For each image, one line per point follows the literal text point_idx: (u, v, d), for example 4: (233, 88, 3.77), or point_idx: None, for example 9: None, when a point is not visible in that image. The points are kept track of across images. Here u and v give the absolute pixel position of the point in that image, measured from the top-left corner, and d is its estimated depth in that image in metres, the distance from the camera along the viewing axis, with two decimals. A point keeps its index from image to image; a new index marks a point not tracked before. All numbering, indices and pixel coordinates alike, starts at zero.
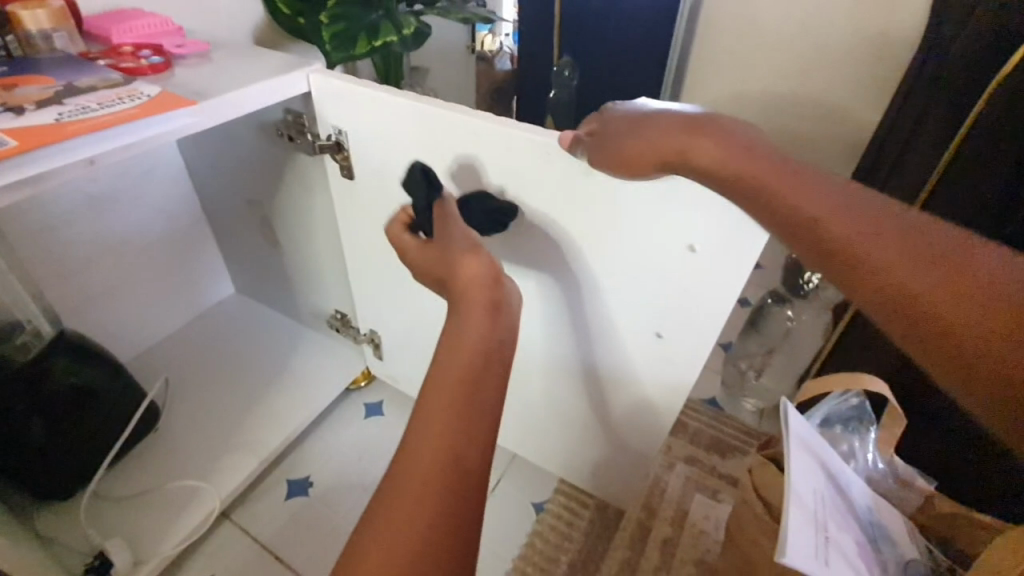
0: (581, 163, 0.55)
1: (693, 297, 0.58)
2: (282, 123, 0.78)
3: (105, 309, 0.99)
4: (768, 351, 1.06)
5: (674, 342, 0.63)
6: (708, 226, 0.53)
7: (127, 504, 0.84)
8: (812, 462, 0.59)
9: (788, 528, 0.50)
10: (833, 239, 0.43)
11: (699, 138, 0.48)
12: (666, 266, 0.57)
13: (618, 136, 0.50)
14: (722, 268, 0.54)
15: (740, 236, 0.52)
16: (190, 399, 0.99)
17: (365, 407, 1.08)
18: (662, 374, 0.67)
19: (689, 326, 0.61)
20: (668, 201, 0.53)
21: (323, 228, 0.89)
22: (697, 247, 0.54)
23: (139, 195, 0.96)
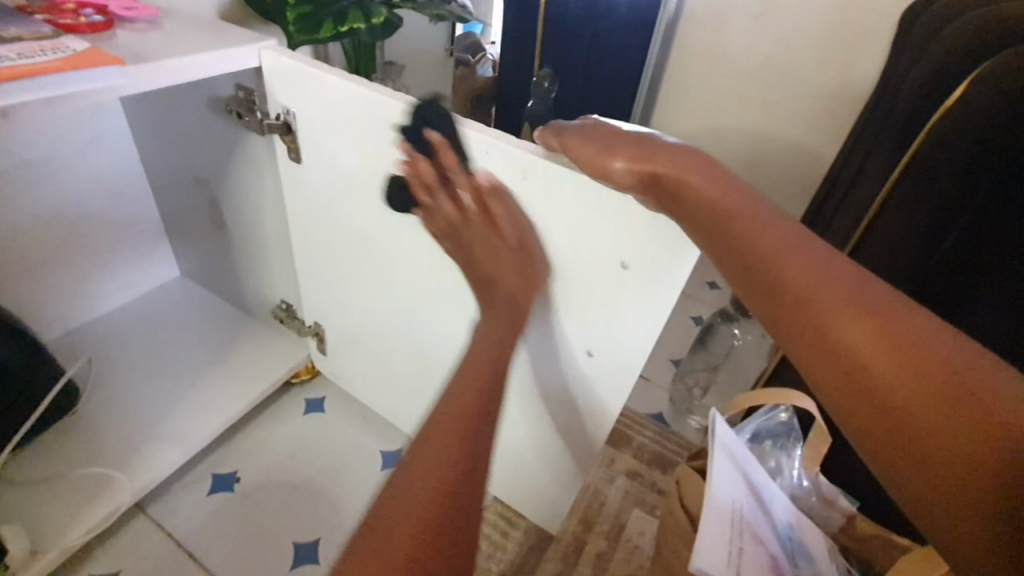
0: (521, 165, 0.53)
1: (624, 315, 0.57)
2: (232, 99, 0.75)
3: (31, 281, 0.93)
4: (713, 369, 1.08)
5: (604, 362, 0.61)
6: (639, 242, 0.51)
7: (32, 489, 0.79)
8: (733, 473, 0.60)
9: (701, 532, 0.52)
10: (809, 319, 0.43)
11: (680, 167, 0.47)
12: (597, 280, 0.56)
13: (596, 138, 0.49)
14: (652, 288, 0.53)
15: (670, 254, 0.50)
16: (115, 382, 0.94)
17: (305, 403, 1.05)
18: (592, 393, 0.65)
19: (619, 345, 0.59)
20: (599, 210, 0.52)
21: (272, 213, 0.86)
22: (629, 263, 0.53)
23: (78, 164, 0.91)
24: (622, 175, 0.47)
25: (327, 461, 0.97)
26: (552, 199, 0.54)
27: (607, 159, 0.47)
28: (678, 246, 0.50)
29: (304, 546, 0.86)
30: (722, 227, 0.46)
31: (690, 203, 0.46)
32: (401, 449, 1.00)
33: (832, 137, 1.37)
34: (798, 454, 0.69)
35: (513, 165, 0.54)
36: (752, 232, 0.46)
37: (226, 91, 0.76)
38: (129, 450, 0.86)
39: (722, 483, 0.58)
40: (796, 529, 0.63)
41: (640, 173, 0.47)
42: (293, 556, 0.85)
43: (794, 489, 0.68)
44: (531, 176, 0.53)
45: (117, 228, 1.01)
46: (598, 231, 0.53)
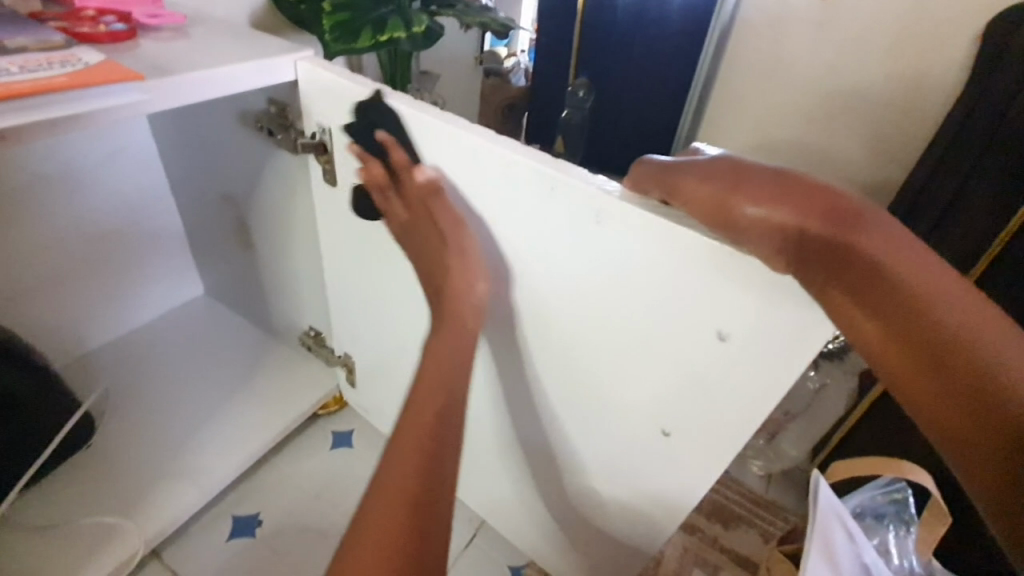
0: (593, 204, 0.44)
1: (716, 392, 0.47)
2: (263, 115, 0.69)
3: (48, 302, 0.88)
4: (786, 416, 0.94)
5: (685, 439, 0.52)
6: (745, 312, 0.42)
7: (37, 535, 0.73)
8: (841, 549, 0.47)
9: None
10: (887, 305, 0.37)
11: (821, 208, 0.37)
12: (684, 349, 0.47)
13: (708, 175, 0.40)
14: (756, 366, 0.44)
15: (783, 325, 0.41)
16: (131, 413, 0.88)
17: (332, 437, 0.97)
18: (662, 471, 0.56)
19: (702, 423, 0.50)
20: (691, 268, 0.42)
21: (303, 236, 0.79)
22: (728, 334, 0.43)
23: (99, 181, 0.86)
24: (756, 225, 0.37)
25: (354, 504, 0.89)
26: (632, 252, 0.45)
27: (733, 201, 0.38)
28: (804, 320, 0.40)
29: None
30: (864, 270, 0.37)
31: (825, 243, 0.37)
32: None
33: None
34: (910, 537, 0.57)
35: (589, 211, 0.45)
36: (906, 275, 0.36)
37: (258, 105, 0.69)
38: (142, 490, 0.79)
39: (822, 562, 0.45)
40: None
41: (777, 228, 0.37)
42: None
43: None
44: (610, 225, 0.45)
45: (139, 247, 0.96)
46: (692, 292, 0.43)
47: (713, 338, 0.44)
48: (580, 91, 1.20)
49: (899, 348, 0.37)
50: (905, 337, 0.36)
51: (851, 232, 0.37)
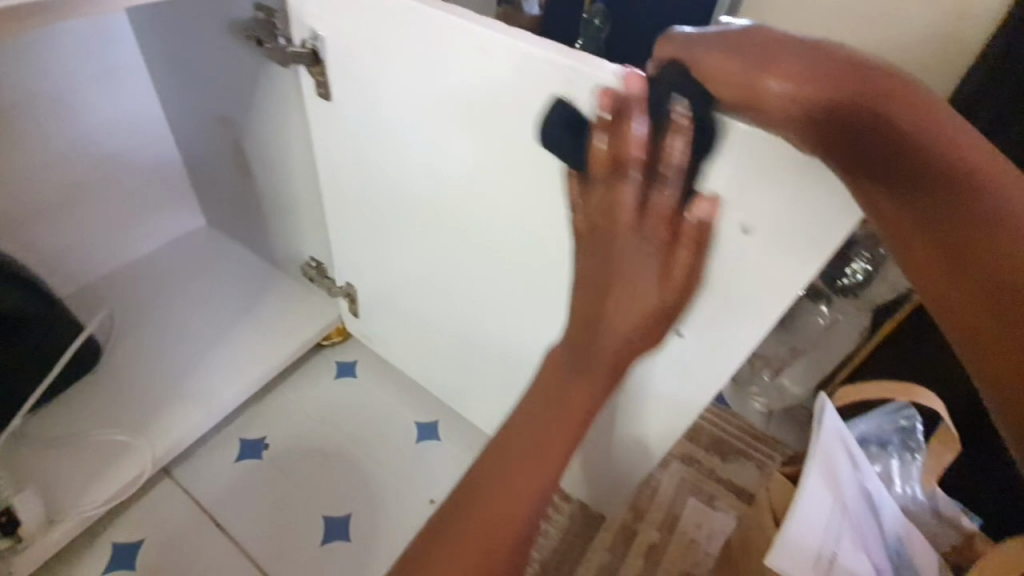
0: (616, 98, 0.42)
1: (739, 290, 0.47)
2: (251, 23, 0.64)
3: (48, 228, 0.87)
4: (792, 351, 0.92)
5: (706, 338, 0.52)
6: (771, 199, 0.40)
7: (53, 450, 0.76)
8: (845, 473, 0.47)
9: (790, 531, 0.43)
10: (968, 224, 0.28)
11: (870, 84, 0.30)
12: (708, 244, 0.45)
13: (737, 49, 0.33)
14: (784, 255, 0.43)
15: (811, 217, 0.40)
16: (137, 339, 0.89)
17: (336, 366, 0.98)
18: (673, 374, 0.57)
19: (720, 323, 0.50)
20: (722, 162, 0.40)
21: (300, 160, 0.76)
22: (755, 225, 0.42)
23: (88, 101, 0.83)
24: (782, 101, 0.32)
25: (359, 430, 0.90)
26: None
27: (760, 77, 0.32)
28: (832, 207, 0.39)
29: (333, 519, 0.81)
30: (919, 161, 0.29)
31: (866, 121, 0.30)
32: (437, 420, 0.93)
33: None
34: (914, 464, 0.58)
35: (607, 101, 0.42)
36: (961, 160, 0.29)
37: (245, 12, 0.64)
38: (150, 411, 0.81)
39: (822, 485, 0.45)
40: (909, 546, 0.51)
41: (807, 109, 0.32)
42: (321, 529, 0.80)
43: (903, 502, 0.56)
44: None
45: (135, 173, 0.94)
46: (717, 186, 0.42)
47: (739, 231, 0.43)
48: (595, 17, 1.03)
49: (942, 242, 0.29)
50: (956, 236, 0.28)
51: (901, 101, 0.30)
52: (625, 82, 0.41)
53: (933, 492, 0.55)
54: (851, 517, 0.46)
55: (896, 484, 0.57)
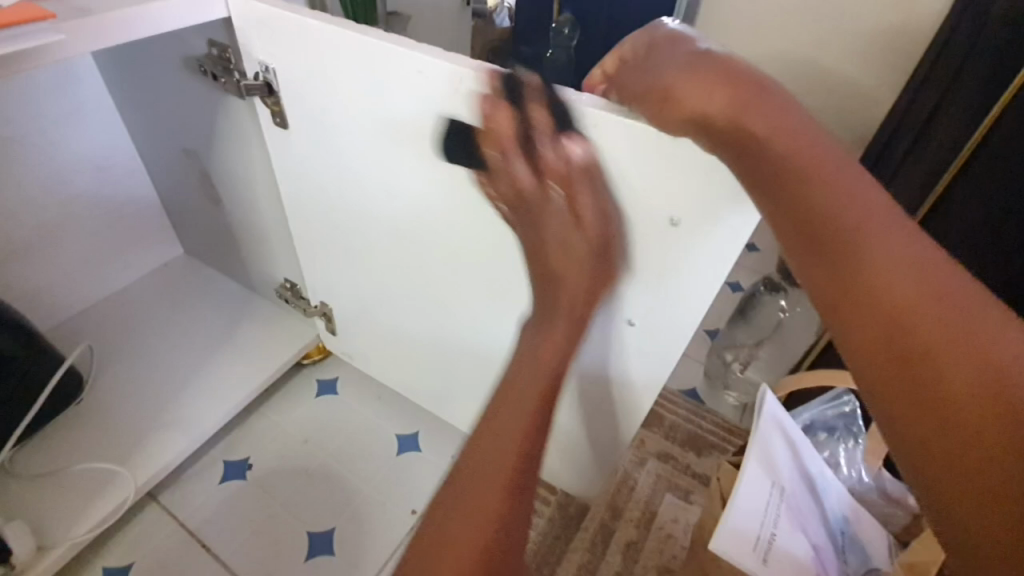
0: (543, 111, 0.45)
1: (674, 278, 0.48)
2: (206, 59, 0.67)
3: (26, 266, 0.89)
4: (757, 343, 0.96)
5: (648, 330, 0.54)
6: (691, 194, 0.43)
7: (38, 483, 0.77)
8: (780, 457, 0.53)
9: (731, 512, 0.48)
10: (829, 233, 0.37)
11: (739, 97, 0.38)
12: (639, 241, 0.48)
13: (653, 68, 0.41)
14: (709, 245, 0.45)
15: (728, 204, 0.42)
16: (118, 371, 0.91)
17: (317, 384, 1.00)
18: (627, 368, 0.58)
19: (663, 313, 0.52)
20: (646, 160, 0.43)
21: (265, 187, 0.79)
22: (679, 219, 0.45)
23: (59, 141, 0.85)
24: (683, 113, 0.39)
25: (341, 446, 0.92)
26: (583, 149, 0.45)
27: (668, 90, 0.39)
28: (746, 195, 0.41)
29: (317, 535, 0.82)
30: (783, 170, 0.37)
31: (740, 136, 0.38)
32: (418, 432, 0.95)
33: (897, 74, 1.19)
34: (858, 448, 0.62)
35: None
36: (812, 175, 0.37)
37: (201, 49, 0.67)
38: (134, 440, 0.83)
39: (760, 469, 0.52)
40: (854, 524, 0.56)
41: (698, 118, 0.38)
42: (306, 545, 0.81)
43: (851, 484, 0.61)
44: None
45: (110, 207, 0.96)
46: (641, 187, 0.44)
47: (666, 226, 0.46)
48: (565, 28, 1.21)
49: (814, 251, 0.37)
50: (809, 238, 0.37)
51: (753, 117, 0.37)
52: (553, 91, 0.44)
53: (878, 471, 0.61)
54: (788, 498, 0.52)
55: (844, 468, 0.62)
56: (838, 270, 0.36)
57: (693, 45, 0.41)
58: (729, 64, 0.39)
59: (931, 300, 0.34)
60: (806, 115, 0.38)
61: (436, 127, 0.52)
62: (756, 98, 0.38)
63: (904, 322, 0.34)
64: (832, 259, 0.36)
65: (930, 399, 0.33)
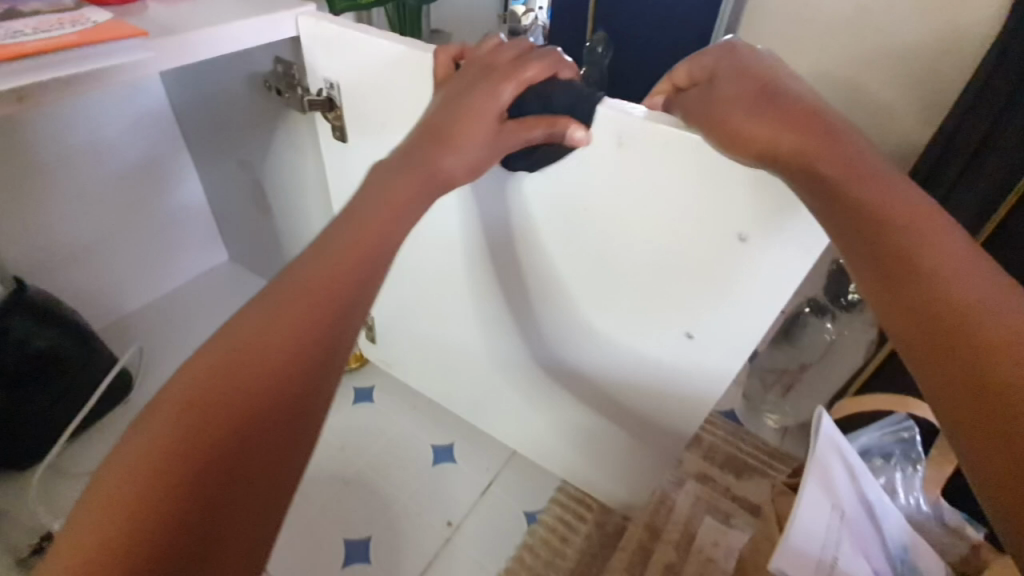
0: (613, 130, 0.45)
1: (738, 291, 0.48)
2: (271, 74, 0.69)
3: (84, 268, 0.93)
4: (800, 366, 0.93)
5: (708, 346, 0.54)
6: (762, 211, 0.43)
7: (88, 480, 0.80)
8: (839, 480, 0.52)
9: (791, 532, 0.47)
10: (883, 240, 0.36)
11: (803, 128, 0.39)
12: (704, 257, 0.48)
13: (714, 100, 0.41)
14: (777, 262, 0.45)
15: (800, 220, 0.42)
16: (166, 373, 0.93)
17: (354, 392, 1.01)
18: (686, 384, 0.58)
19: (728, 327, 0.51)
20: (710, 177, 0.44)
21: (317, 198, 0.81)
22: (749, 235, 0.45)
23: (122, 149, 0.89)
24: (743, 143, 0.39)
25: (378, 456, 0.93)
26: (651, 169, 0.46)
27: (726, 121, 0.40)
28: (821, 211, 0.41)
29: (353, 543, 0.83)
30: (833, 180, 0.37)
31: (796, 159, 0.38)
32: (452, 444, 0.95)
33: None
34: (916, 475, 0.61)
35: (607, 132, 0.46)
36: (869, 193, 0.37)
37: (265, 66, 0.70)
38: None
39: (819, 493, 0.51)
40: (913, 553, 0.54)
41: (762, 146, 0.39)
42: (343, 552, 0.82)
43: (908, 512, 0.60)
44: (632, 146, 0.45)
45: (165, 214, 0.99)
46: (713, 205, 0.45)
47: (736, 241, 0.46)
48: (599, 47, 0.98)
49: (869, 258, 0.36)
50: (863, 244, 0.36)
51: (820, 149, 0.38)
52: (624, 114, 0.44)
53: (936, 501, 0.60)
54: (849, 522, 0.51)
55: (901, 495, 0.61)
56: (895, 279, 0.35)
57: (762, 78, 0.41)
58: (799, 100, 0.40)
59: (998, 308, 0.32)
60: (870, 152, 0.39)
61: None
62: (820, 130, 0.39)
63: (965, 326, 0.32)
64: (891, 271, 0.35)
65: (993, 399, 0.29)
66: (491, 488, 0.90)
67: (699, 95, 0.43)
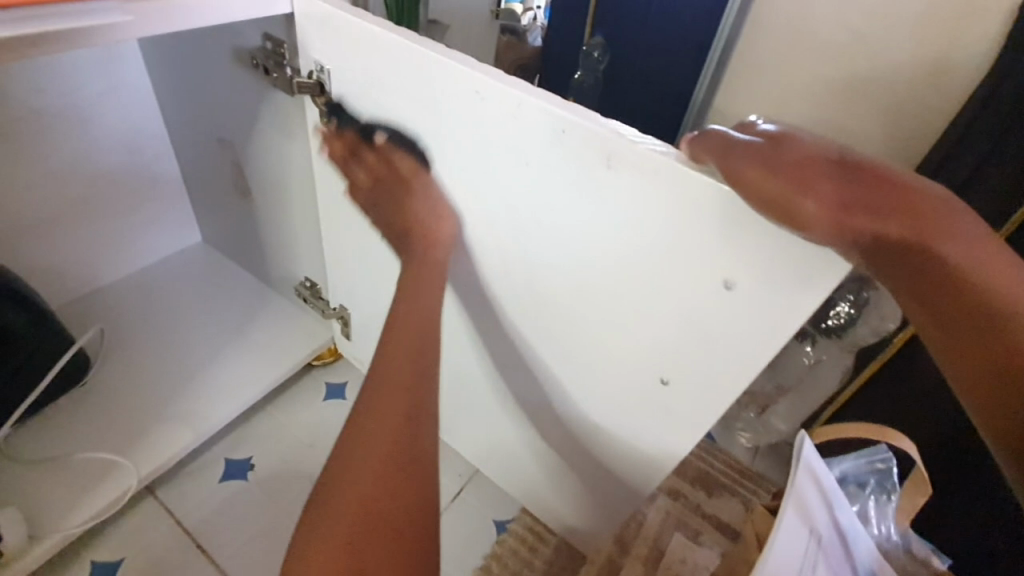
0: (602, 148, 0.44)
1: (717, 338, 0.47)
2: (259, 51, 0.66)
3: (45, 240, 0.87)
4: (778, 390, 0.93)
5: (681, 392, 0.53)
6: (747, 259, 0.42)
7: (34, 466, 0.75)
8: (814, 506, 0.52)
9: (769, 556, 0.47)
10: (932, 275, 0.38)
11: (875, 195, 0.36)
12: (685, 297, 0.46)
13: (768, 160, 0.37)
14: (762, 313, 0.43)
15: (786, 282, 0.41)
16: (126, 356, 0.89)
17: (326, 388, 0.98)
18: (656, 428, 0.57)
19: (706, 379, 0.50)
20: (696, 216, 0.42)
21: (300, 185, 0.77)
22: (735, 282, 0.43)
23: (94, 117, 0.84)
24: (809, 216, 0.36)
25: None
26: (637, 199, 0.44)
27: (791, 195, 0.36)
28: (810, 269, 0.40)
29: None
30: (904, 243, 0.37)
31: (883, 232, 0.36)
32: None
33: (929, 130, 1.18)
34: (889, 505, 0.61)
35: (597, 152, 0.44)
36: (932, 240, 0.37)
37: (254, 42, 0.66)
38: (138, 429, 0.80)
39: (797, 518, 0.50)
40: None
41: (829, 217, 0.36)
42: None
43: (879, 541, 0.60)
44: (621, 167, 0.43)
45: (134, 190, 0.94)
46: (699, 248, 0.43)
47: (721, 289, 0.44)
48: (596, 51, 1.01)
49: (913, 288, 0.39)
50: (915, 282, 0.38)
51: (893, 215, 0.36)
52: (614, 134, 0.43)
53: (906, 531, 0.59)
54: (824, 546, 0.51)
55: (873, 523, 0.60)
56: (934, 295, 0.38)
57: (811, 144, 0.38)
58: (847, 158, 0.37)
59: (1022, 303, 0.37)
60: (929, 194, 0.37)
61: (497, 164, 0.51)
62: (887, 189, 0.36)
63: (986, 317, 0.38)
64: (929, 293, 0.38)
65: (1014, 379, 0.38)
66: (461, 494, 0.88)
67: (736, 136, 0.39)
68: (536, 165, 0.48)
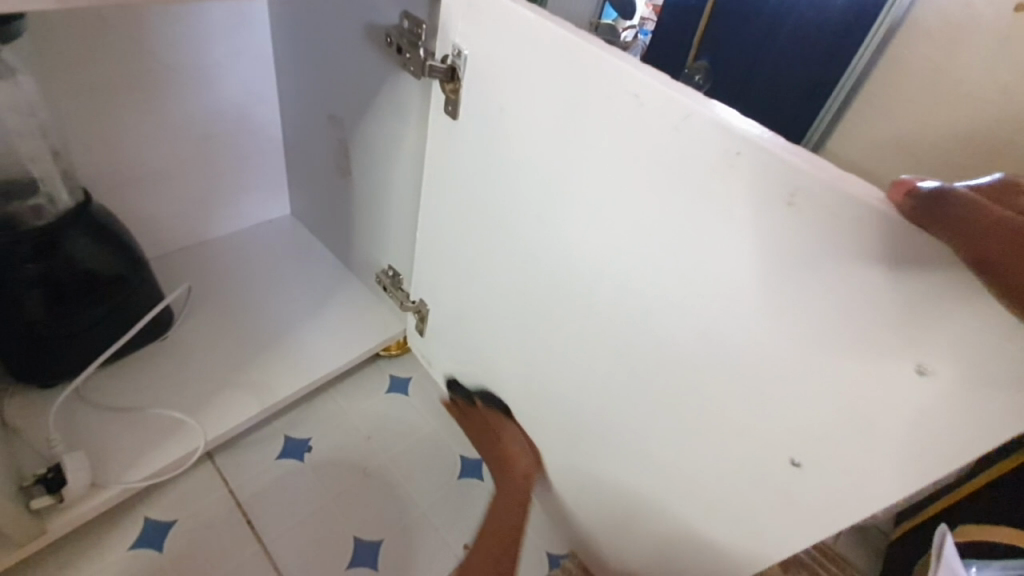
0: (783, 181, 0.38)
1: (877, 425, 0.40)
2: (394, 30, 0.63)
3: (152, 193, 0.89)
4: None
5: (820, 476, 0.45)
6: (947, 342, 0.35)
7: (108, 413, 0.75)
8: None
9: None
10: None
11: None
12: (846, 371, 0.40)
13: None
14: (948, 409, 0.36)
15: (993, 380, 0.34)
16: (206, 317, 0.89)
17: (390, 380, 0.95)
18: (769, 509, 0.50)
19: (848, 467, 0.43)
20: (888, 280, 0.35)
21: (406, 172, 0.75)
22: (932, 372, 0.36)
23: (217, 79, 0.85)
24: None
25: (404, 453, 0.86)
26: (818, 246, 0.38)
27: None
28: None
29: (362, 543, 0.77)
30: None
31: None
32: (483, 459, 0.88)
33: None
34: None
35: (776, 186, 0.38)
36: None
37: (390, 20, 0.64)
38: (210, 391, 0.80)
39: None
40: None
41: None
42: (350, 551, 0.76)
43: None
44: (802, 207, 0.37)
45: (241, 155, 0.95)
46: (887, 318, 0.36)
47: (909, 377, 0.37)
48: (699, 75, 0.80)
49: None
50: None
51: None
52: (803, 164, 0.37)
53: None
54: None
55: None
56: None
57: None
58: None
59: None
60: None
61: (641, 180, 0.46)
62: None
63: None
64: None
65: None
66: None
67: (987, 207, 0.32)
68: (691, 187, 0.43)
